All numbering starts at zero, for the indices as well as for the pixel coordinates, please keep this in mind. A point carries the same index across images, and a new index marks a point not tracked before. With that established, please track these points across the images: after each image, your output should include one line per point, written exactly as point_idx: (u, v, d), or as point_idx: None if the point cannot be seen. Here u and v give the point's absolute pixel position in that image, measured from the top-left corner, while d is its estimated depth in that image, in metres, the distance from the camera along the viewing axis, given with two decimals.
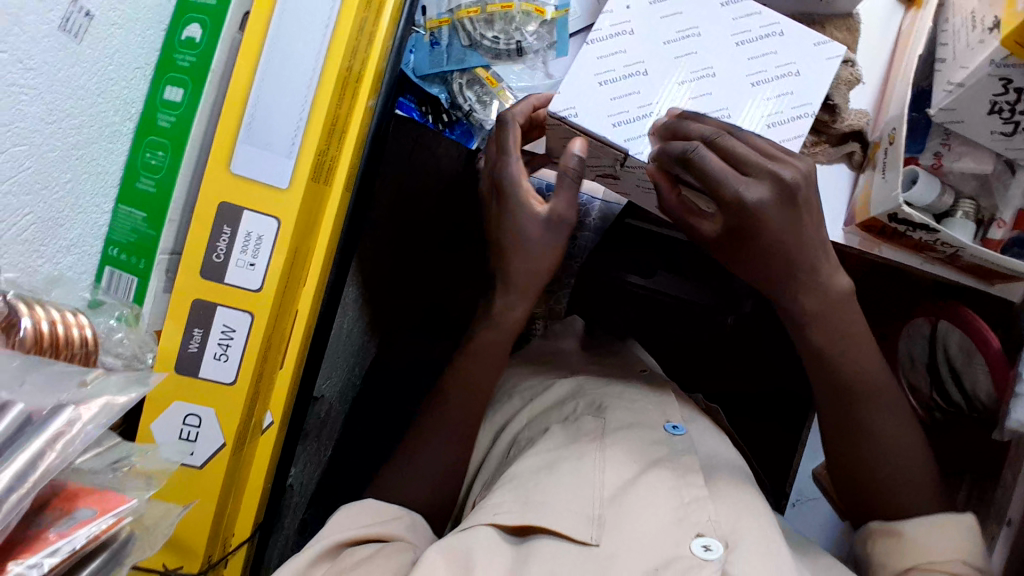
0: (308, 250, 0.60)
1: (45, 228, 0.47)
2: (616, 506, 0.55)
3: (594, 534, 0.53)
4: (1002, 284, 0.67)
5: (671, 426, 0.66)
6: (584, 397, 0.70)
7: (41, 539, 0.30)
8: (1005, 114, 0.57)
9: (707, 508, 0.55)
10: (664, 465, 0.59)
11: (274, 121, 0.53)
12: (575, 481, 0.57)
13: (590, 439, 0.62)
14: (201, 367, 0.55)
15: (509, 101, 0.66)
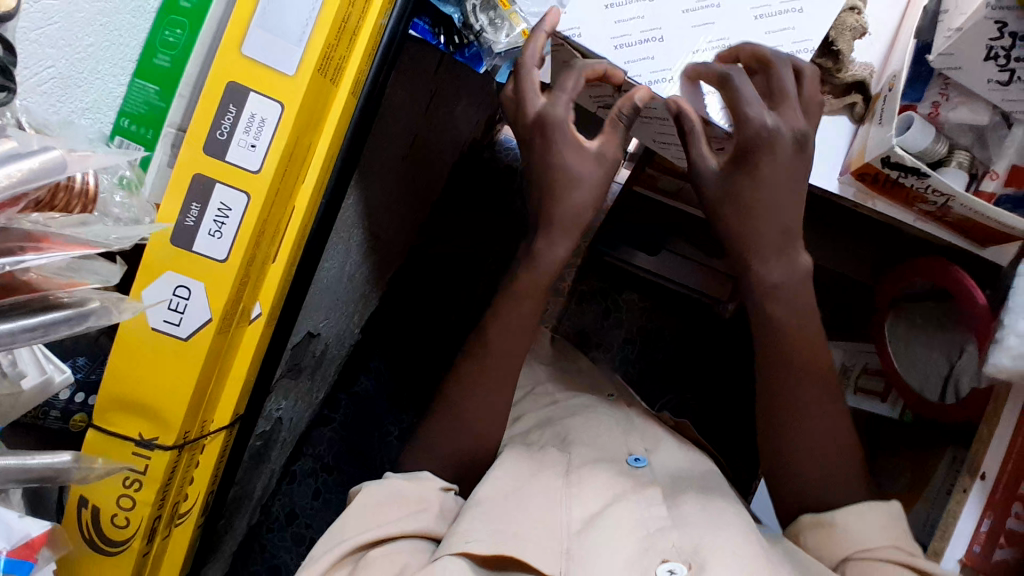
0: (309, 145, 0.62)
1: (63, 85, 0.50)
2: (582, 543, 0.56)
3: (560, 568, 0.54)
4: (993, 246, 0.68)
5: (633, 458, 0.68)
6: (550, 429, 0.72)
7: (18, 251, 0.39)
8: (1001, 61, 0.58)
9: (671, 536, 0.57)
10: (627, 500, 0.61)
11: (286, 8, 0.55)
12: (548, 517, 0.59)
13: (558, 472, 0.65)
14: (195, 241, 0.57)
15: (521, 25, 0.67)
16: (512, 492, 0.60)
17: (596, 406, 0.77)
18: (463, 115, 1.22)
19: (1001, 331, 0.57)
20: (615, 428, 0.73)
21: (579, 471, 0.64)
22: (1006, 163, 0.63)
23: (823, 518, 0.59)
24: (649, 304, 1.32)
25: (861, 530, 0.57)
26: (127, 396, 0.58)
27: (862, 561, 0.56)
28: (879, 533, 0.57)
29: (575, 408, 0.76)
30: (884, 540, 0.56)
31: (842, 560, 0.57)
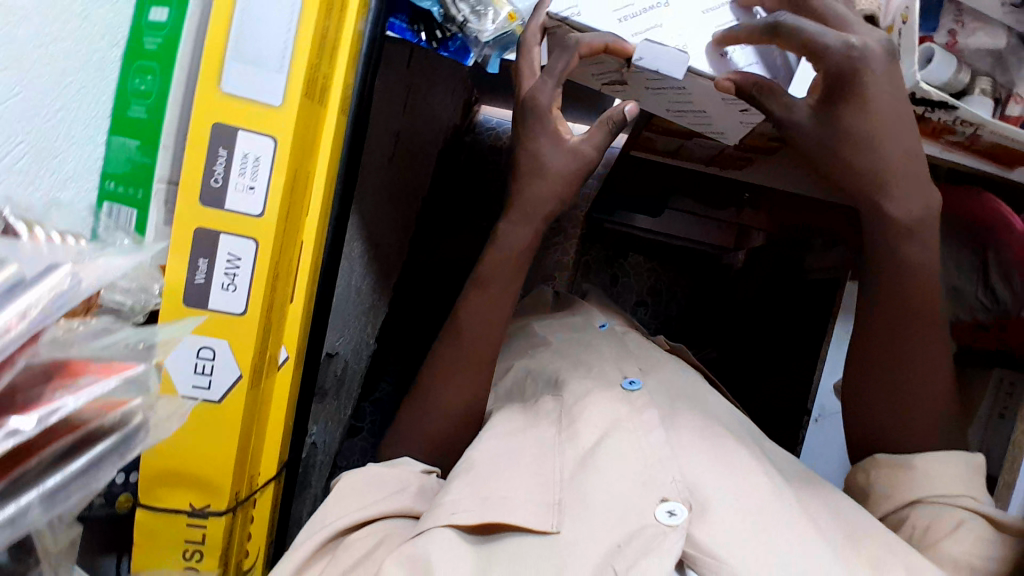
0: (308, 174, 0.58)
1: (40, 158, 0.46)
2: (577, 486, 0.49)
3: (554, 521, 0.46)
4: (1021, 167, 0.66)
5: (628, 382, 0.62)
6: (541, 374, 0.66)
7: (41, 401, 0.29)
8: None
9: (673, 470, 0.50)
10: (624, 428, 0.54)
11: (260, 33, 0.51)
12: (538, 462, 0.52)
13: (553, 421, 0.58)
14: (210, 299, 0.54)
15: (505, 8, 0.62)
16: (504, 447, 0.54)
17: (594, 339, 0.73)
18: (442, 103, 1.17)
19: None
20: (609, 355, 0.69)
21: (572, 411, 0.57)
22: None
23: (903, 461, 0.60)
24: (656, 263, 1.30)
25: (935, 476, 0.58)
26: (170, 467, 0.56)
27: (934, 502, 0.57)
28: (952, 480, 0.58)
29: (572, 347, 0.71)
30: (958, 489, 0.57)
31: (913, 498, 0.58)
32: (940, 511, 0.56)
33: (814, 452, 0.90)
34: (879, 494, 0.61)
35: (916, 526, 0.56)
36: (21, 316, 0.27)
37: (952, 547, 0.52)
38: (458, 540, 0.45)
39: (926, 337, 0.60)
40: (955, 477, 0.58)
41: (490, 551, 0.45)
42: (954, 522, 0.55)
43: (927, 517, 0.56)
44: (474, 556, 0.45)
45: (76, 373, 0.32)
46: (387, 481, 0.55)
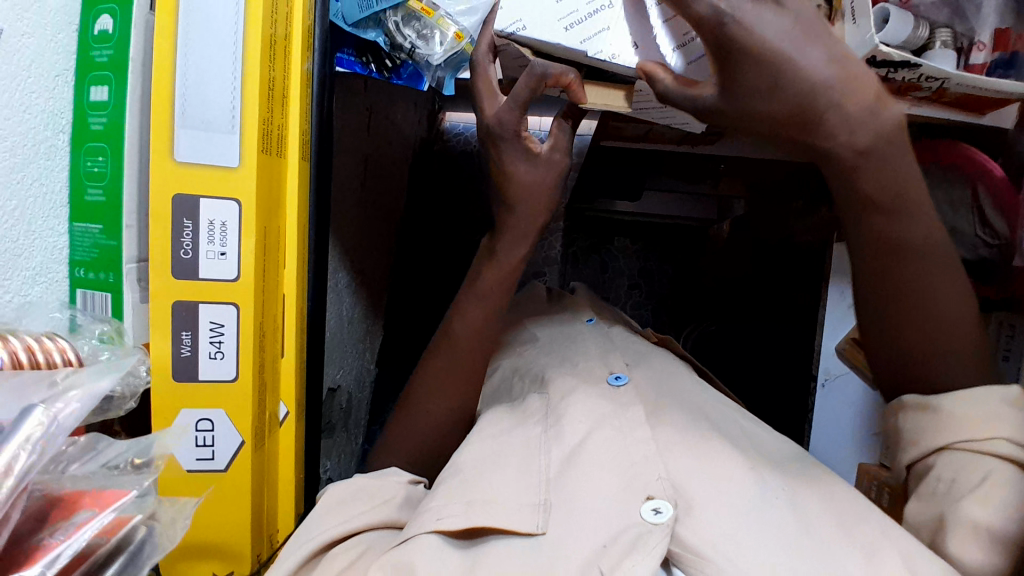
0: (279, 228, 0.58)
1: (6, 261, 0.46)
2: (563, 485, 0.45)
3: (539, 521, 0.43)
4: (993, 112, 0.66)
5: (613, 377, 0.57)
6: (528, 372, 0.62)
7: (43, 546, 0.28)
8: None
9: (657, 467, 0.46)
10: (608, 425, 0.50)
11: (206, 97, 0.50)
12: (522, 466, 0.48)
13: (537, 420, 0.53)
14: (198, 370, 0.53)
15: (451, 28, 0.60)
16: (487, 450, 0.50)
17: (578, 334, 0.67)
18: (405, 116, 1.14)
19: None
20: (594, 351, 0.63)
21: (558, 410, 0.53)
22: (989, 31, 0.62)
23: (930, 402, 0.53)
24: (641, 246, 1.30)
25: (966, 419, 0.50)
26: (183, 543, 0.55)
27: (961, 448, 0.50)
28: (985, 422, 0.49)
29: (556, 342, 0.66)
30: (992, 432, 0.48)
31: (937, 443, 0.51)
32: (969, 460, 0.49)
33: (823, 417, 0.89)
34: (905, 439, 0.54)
35: (939, 478, 0.50)
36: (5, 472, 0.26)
37: (967, 503, 0.46)
38: (444, 546, 0.41)
39: (932, 278, 0.54)
40: (993, 420, 0.49)
41: (477, 556, 0.41)
42: (979, 474, 0.47)
43: (952, 469, 0.49)
44: (460, 562, 0.41)
45: (72, 507, 0.30)
46: (371, 495, 0.50)
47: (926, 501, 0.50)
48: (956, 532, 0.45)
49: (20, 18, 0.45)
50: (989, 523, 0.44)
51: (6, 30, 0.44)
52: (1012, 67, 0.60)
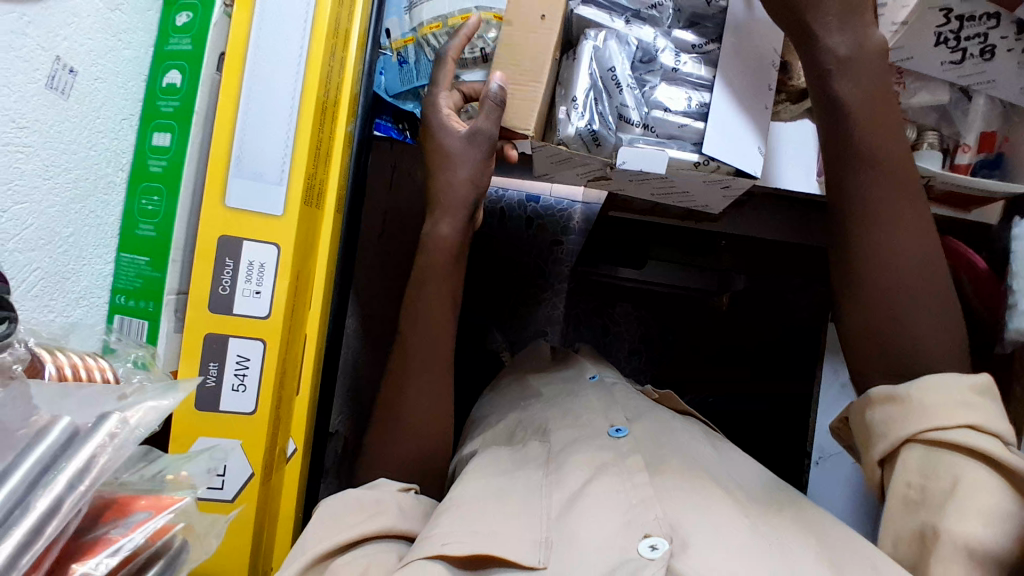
0: (309, 274, 0.62)
1: (53, 283, 0.49)
2: (564, 524, 0.45)
3: (541, 556, 0.43)
4: (978, 209, 0.72)
5: (614, 429, 0.57)
6: (530, 423, 0.62)
7: (103, 540, 0.30)
8: (952, 42, 0.62)
9: (654, 508, 0.45)
10: (609, 471, 0.50)
11: (262, 153, 0.55)
12: (526, 503, 0.49)
13: (538, 464, 0.54)
14: (221, 400, 0.56)
15: None
16: (490, 487, 0.51)
17: (581, 391, 0.67)
18: None
19: (1014, 297, 0.58)
20: (598, 403, 0.63)
21: (560, 456, 0.54)
22: (974, 134, 0.66)
23: (897, 392, 0.45)
24: (643, 311, 1.28)
25: (942, 406, 0.43)
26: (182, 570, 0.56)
27: (931, 442, 0.42)
28: (951, 404, 0.43)
29: (560, 399, 0.66)
30: (958, 419, 0.42)
31: (903, 439, 0.44)
32: (935, 458, 0.42)
33: (823, 494, 0.88)
34: (873, 435, 0.46)
35: (911, 482, 0.42)
36: (82, 468, 0.29)
37: (941, 514, 0.39)
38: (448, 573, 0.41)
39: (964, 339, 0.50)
40: (959, 405, 0.42)
41: None
42: (946, 475, 0.40)
43: (922, 468, 0.42)
44: None
45: (127, 509, 0.32)
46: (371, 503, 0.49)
47: (897, 508, 0.43)
48: (938, 549, 0.38)
49: (97, 66, 0.51)
50: (969, 539, 0.37)
51: (81, 71, 0.49)
52: (997, 167, 0.67)
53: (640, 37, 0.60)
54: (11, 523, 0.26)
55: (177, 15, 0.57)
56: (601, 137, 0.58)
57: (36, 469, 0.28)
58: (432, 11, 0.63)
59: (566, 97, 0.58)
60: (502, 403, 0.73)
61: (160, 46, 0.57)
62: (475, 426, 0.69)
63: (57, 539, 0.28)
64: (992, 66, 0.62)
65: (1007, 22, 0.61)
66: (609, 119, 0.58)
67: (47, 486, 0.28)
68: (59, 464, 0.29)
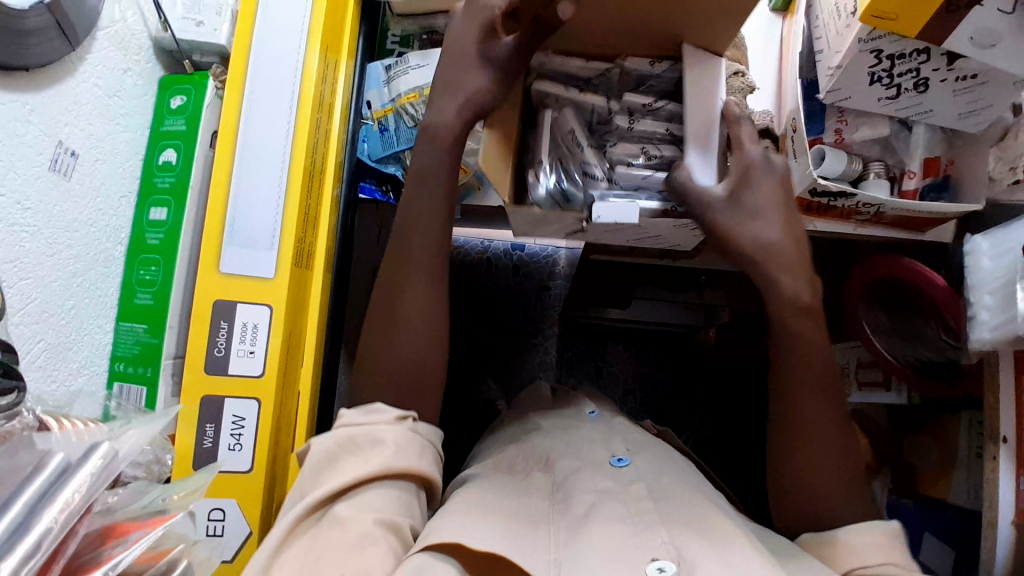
0: (301, 331, 0.64)
1: (56, 353, 0.51)
2: (572, 548, 0.46)
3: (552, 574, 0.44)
4: (933, 230, 0.75)
5: (615, 459, 0.58)
6: (531, 453, 0.62)
7: (101, 559, 0.32)
8: (885, 80, 0.65)
9: (660, 532, 0.46)
10: (612, 497, 0.51)
11: (254, 220, 0.59)
12: (531, 525, 0.49)
13: (544, 495, 0.54)
14: (218, 460, 0.57)
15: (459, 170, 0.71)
16: (490, 501, 0.51)
17: (581, 423, 0.67)
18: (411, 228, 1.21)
19: (973, 308, 0.62)
20: (595, 435, 0.63)
21: (565, 485, 0.55)
22: (919, 161, 0.71)
23: (826, 535, 0.49)
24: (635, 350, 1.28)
25: (859, 540, 0.47)
26: None
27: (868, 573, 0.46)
28: (875, 544, 0.47)
29: (559, 431, 0.66)
30: (882, 555, 0.46)
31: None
32: None
33: None
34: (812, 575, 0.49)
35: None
36: (77, 493, 0.31)
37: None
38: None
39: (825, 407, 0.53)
40: (880, 542, 0.47)
41: None
42: None
43: None
44: None
45: (123, 532, 0.34)
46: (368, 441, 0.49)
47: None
48: None
49: (97, 148, 0.55)
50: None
51: (82, 153, 0.53)
52: (944, 190, 0.72)
53: (593, 104, 0.66)
54: (15, 539, 0.28)
55: (171, 99, 0.62)
56: (569, 196, 0.62)
57: (33, 499, 0.29)
58: (409, 83, 0.69)
59: (534, 163, 0.63)
60: (496, 438, 0.73)
61: (156, 127, 0.62)
62: (474, 462, 0.69)
63: (57, 557, 0.30)
64: (927, 97, 0.67)
65: (937, 55, 0.62)
66: (572, 175, 0.64)
67: (45, 509, 0.29)
68: (57, 489, 0.30)
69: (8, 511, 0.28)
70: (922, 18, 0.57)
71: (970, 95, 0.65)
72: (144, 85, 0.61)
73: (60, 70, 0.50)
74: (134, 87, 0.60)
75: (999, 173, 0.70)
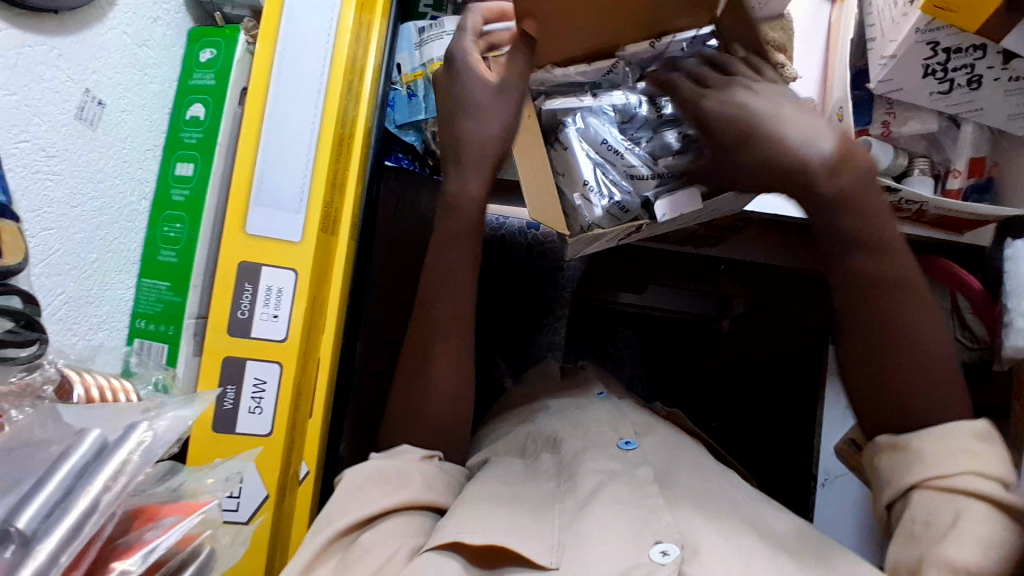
0: (323, 300, 0.63)
1: (78, 307, 0.51)
2: (577, 528, 0.46)
3: (554, 558, 0.44)
4: (971, 231, 0.73)
5: (623, 442, 0.56)
6: (539, 434, 0.61)
7: (137, 543, 0.31)
8: (939, 74, 0.63)
9: (665, 515, 0.46)
10: (618, 480, 0.50)
11: (281, 182, 0.57)
12: (536, 512, 0.48)
13: (550, 476, 0.54)
14: (237, 422, 0.57)
15: None
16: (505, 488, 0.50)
17: (588, 402, 0.67)
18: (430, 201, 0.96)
19: (1009, 315, 0.59)
20: (603, 416, 0.62)
21: (570, 466, 0.54)
22: (965, 160, 0.69)
23: (900, 439, 0.44)
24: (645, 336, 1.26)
25: (941, 447, 0.41)
26: None
27: (937, 487, 0.40)
28: (957, 453, 0.41)
29: (567, 410, 0.65)
30: (960, 465, 0.40)
31: (908, 484, 0.42)
32: (944, 499, 0.40)
33: (826, 517, 0.84)
34: (881, 481, 0.44)
35: (914, 519, 0.40)
36: (116, 475, 0.30)
37: (941, 543, 0.38)
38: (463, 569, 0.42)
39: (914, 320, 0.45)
40: (969, 451, 0.41)
41: None
42: (948, 512, 0.39)
43: (926, 509, 0.40)
44: None
45: (155, 516, 0.33)
46: (398, 476, 0.49)
47: (901, 547, 0.41)
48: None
49: (125, 98, 0.54)
50: (966, 563, 0.36)
51: (109, 104, 0.52)
52: (987, 191, 0.70)
53: (612, 104, 0.60)
54: (49, 526, 0.27)
55: (200, 51, 0.60)
56: (626, 206, 0.59)
57: (71, 477, 0.28)
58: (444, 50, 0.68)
59: (577, 185, 0.59)
60: (508, 415, 0.73)
61: (184, 80, 0.60)
62: (485, 438, 0.69)
63: (93, 541, 0.29)
64: (978, 96, 0.64)
65: (994, 53, 0.60)
66: (622, 184, 0.59)
67: (86, 487, 0.28)
68: (92, 472, 0.29)
69: (35, 500, 0.27)
70: (983, 12, 0.56)
71: (1022, 95, 0.63)
72: (174, 36, 0.59)
73: (90, 14, 0.49)
74: (163, 38, 0.58)
75: None
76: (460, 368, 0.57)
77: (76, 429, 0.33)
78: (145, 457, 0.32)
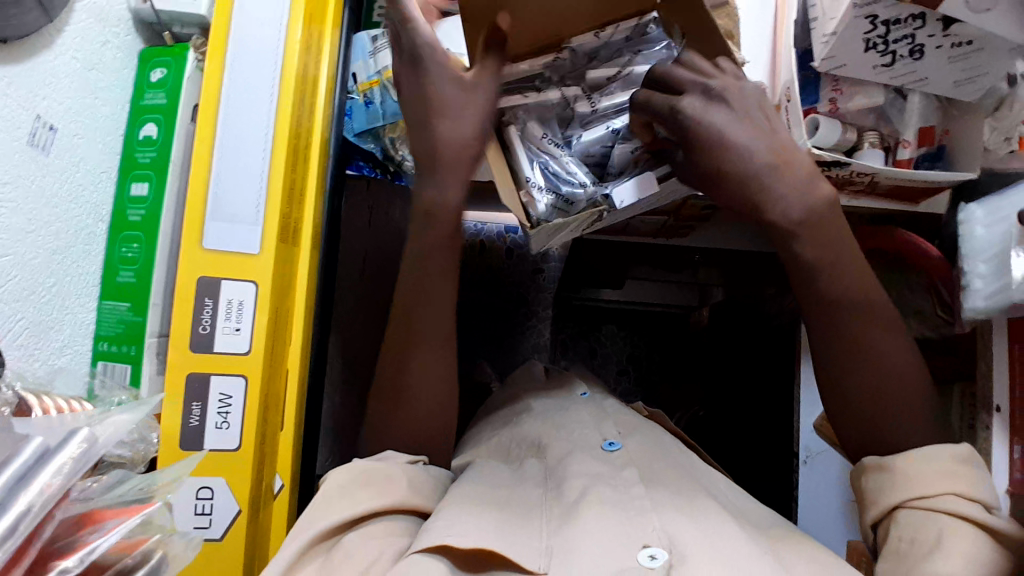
0: (287, 311, 0.63)
1: (38, 332, 0.51)
2: (564, 533, 0.45)
3: (543, 563, 0.43)
4: (926, 200, 0.74)
5: (607, 443, 0.56)
6: (523, 438, 0.61)
7: (79, 544, 0.31)
8: (881, 47, 0.64)
9: (652, 519, 0.45)
10: (603, 483, 0.50)
11: (235, 196, 0.57)
12: (523, 517, 0.48)
13: (537, 482, 0.54)
14: (205, 439, 0.57)
15: None
16: (486, 493, 0.50)
17: (571, 404, 0.66)
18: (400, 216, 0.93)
19: (967, 277, 0.61)
20: (586, 417, 0.62)
21: (556, 470, 0.54)
22: (914, 130, 0.70)
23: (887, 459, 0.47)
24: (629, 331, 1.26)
25: (925, 471, 0.44)
26: None
27: (920, 508, 0.43)
28: (939, 475, 0.44)
29: (549, 412, 0.65)
30: (944, 488, 0.43)
31: (894, 505, 0.45)
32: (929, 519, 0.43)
33: (815, 498, 0.84)
34: (866, 500, 0.47)
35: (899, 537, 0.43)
36: (56, 476, 0.30)
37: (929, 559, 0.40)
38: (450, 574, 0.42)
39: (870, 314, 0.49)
40: (950, 476, 0.44)
41: None
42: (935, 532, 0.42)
43: (911, 529, 0.43)
44: None
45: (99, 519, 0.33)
46: (381, 480, 0.49)
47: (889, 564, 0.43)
48: None
49: (74, 122, 0.54)
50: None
51: (60, 128, 0.52)
52: (938, 159, 0.72)
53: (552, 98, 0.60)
54: None
55: (151, 72, 0.60)
56: (570, 197, 0.58)
57: (11, 483, 0.28)
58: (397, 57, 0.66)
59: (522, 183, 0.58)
60: (487, 420, 0.72)
61: (136, 101, 0.60)
62: (465, 443, 0.68)
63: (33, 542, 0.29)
64: (922, 65, 0.65)
65: (934, 21, 0.62)
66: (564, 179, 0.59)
67: (23, 489, 0.29)
68: (34, 473, 0.29)
69: None
70: None
71: (965, 61, 0.64)
72: (124, 58, 0.60)
73: (38, 42, 0.49)
74: (113, 61, 0.58)
75: (994, 142, 0.69)
76: (432, 366, 0.55)
77: (21, 438, 0.32)
78: (86, 461, 0.32)
